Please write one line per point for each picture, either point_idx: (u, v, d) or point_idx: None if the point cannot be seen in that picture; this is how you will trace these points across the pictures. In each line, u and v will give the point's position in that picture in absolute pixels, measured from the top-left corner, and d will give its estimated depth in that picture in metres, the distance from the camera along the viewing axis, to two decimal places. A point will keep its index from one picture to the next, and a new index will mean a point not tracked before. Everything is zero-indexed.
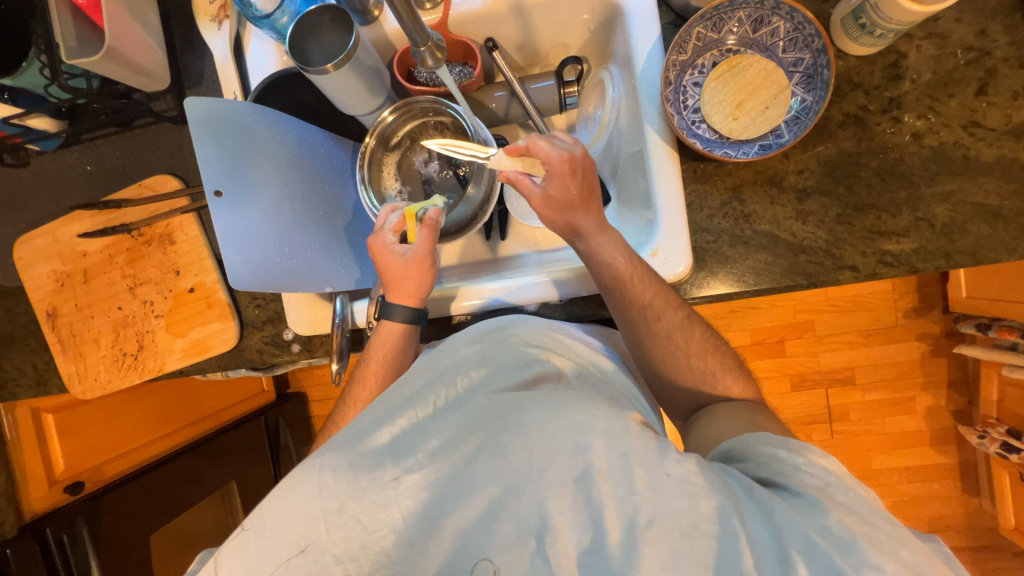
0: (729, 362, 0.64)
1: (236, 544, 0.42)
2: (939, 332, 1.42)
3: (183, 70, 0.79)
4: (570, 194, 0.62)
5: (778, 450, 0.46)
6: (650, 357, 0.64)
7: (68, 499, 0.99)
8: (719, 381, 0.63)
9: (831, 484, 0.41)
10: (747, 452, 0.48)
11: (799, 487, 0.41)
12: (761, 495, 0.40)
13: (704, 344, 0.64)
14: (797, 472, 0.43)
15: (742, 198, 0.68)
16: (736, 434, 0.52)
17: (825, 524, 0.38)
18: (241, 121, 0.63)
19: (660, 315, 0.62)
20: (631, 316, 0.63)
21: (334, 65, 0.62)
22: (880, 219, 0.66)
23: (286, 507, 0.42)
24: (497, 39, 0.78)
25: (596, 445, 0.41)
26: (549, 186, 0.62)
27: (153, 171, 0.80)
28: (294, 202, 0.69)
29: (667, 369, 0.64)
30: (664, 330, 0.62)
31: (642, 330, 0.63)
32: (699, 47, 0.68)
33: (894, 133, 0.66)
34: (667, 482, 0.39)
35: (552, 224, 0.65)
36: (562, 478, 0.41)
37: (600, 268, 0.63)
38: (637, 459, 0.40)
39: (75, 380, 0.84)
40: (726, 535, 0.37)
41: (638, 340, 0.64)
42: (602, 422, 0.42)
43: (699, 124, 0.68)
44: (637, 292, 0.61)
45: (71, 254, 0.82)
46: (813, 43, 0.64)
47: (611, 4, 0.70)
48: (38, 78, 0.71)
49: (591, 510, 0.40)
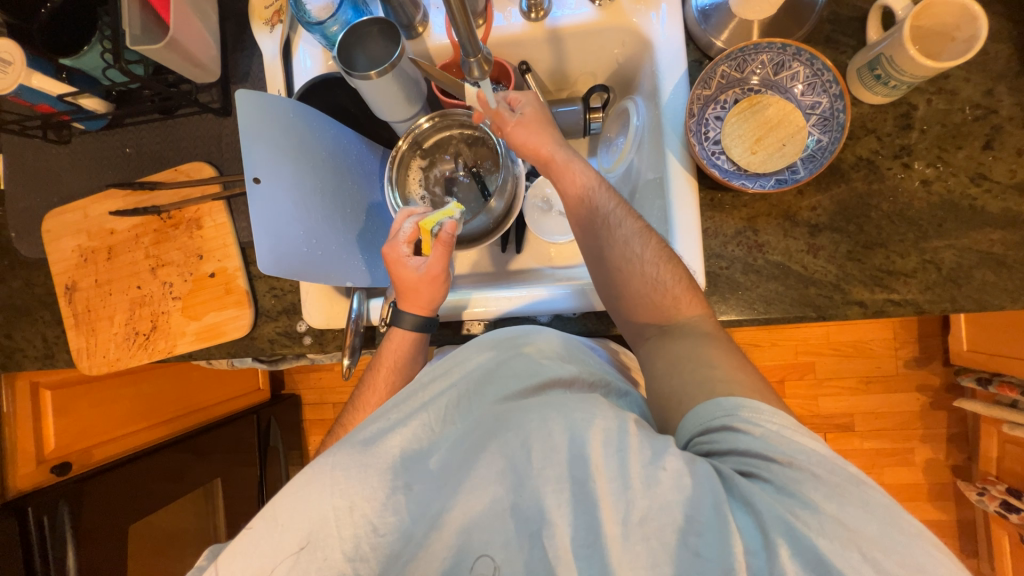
0: (679, 272, 0.61)
1: (243, 543, 0.41)
2: (939, 384, 1.42)
3: (231, 66, 0.83)
4: (540, 116, 0.69)
5: (734, 421, 0.45)
6: (610, 274, 0.63)
7: (53, 480, 0.96)
8: (669, 290, 0.60)
9: (795, 454, 0.41)
10: (706, 428, 0.46)
11: (770, 466, 0.41)
12: (738, 483, 0.40)
13: (658, 253, 0.62)
14: (765, 441, 0.43)
15: (756, 228, 0.70)
16: (691, 409, 0.49)
17: (801, 504, 0.38)
18: (284, 115, 0.67)
19: (621, 221, 0.64)
20: (595, 227, 0.65)
21: (377, 72, 0.65)
22: (889, 259, 0.68)
23: (297, 504, 0.41)
24: (530, 62, 0.82)
25: (594, 439, 0.41)
26: (523, 107, 0.69)
27: (189, 158, 0.83)
28: (324, 198, 0.71)
29: (628, 293, 0.62)
30: (623, 235, 0.63)
31: (605, 244, 0.64)
32: (722, 84, 0.72)
33: (905, 177, 0.69)
34: (662, 477, 0.40)
35: (529, 151, 0.68)
36: (560, 475, 0.41)
37: (572, 175, 0.67)
38: (632, 455, 0.41)
39: (83, 355, 0.84)
40: (717, 528, 0.38)
41: (601, 257, 0.64)
42: (602, 418, 0.43)
43: (719, 155, 0.71)
44: (601, 198, 0.66)
45: (99, 231, 0.84)
46: (830, 88, 0.67)
47: (641, 39, 0.74)
48: (97, 61, 0.76)
49: (589, 506, 0.40)
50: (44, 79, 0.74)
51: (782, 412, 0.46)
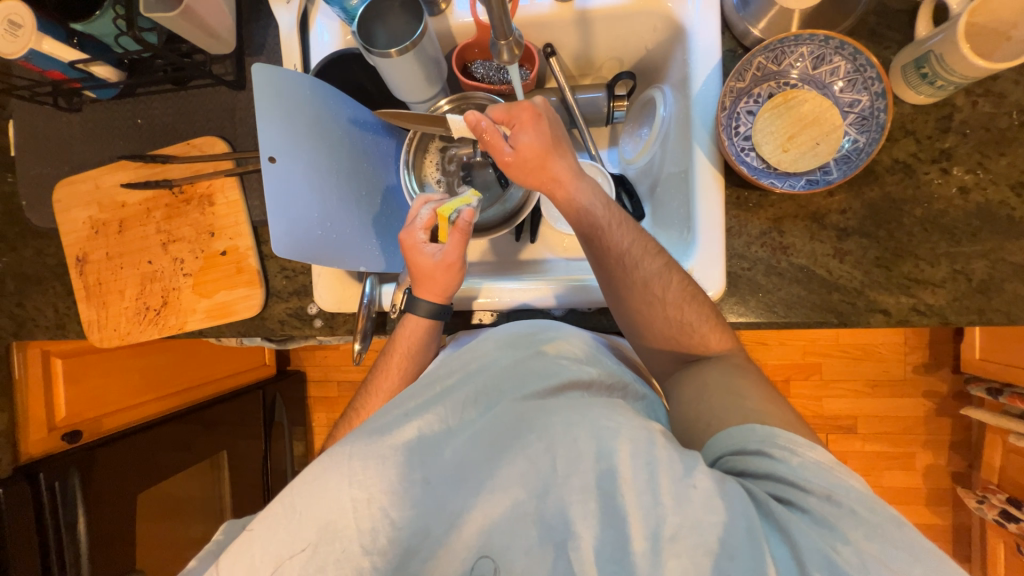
0: (706, 311, 0.61)
1: (263, 526, 0.41)
2: (947, 392, 1.41)
3: (247, 38, 0.80)
4: (542, 147, 0.62)
5: (769, 448, 0.46)
6: (631, 315, 0.62)
7: (64, 447, 0.98)
8: (697, 329, 0.60)
9: (834, 488, 0.42)
10: (740, 450, 0.47)
11: (806, 496, 0.42)
12: (773, 508, 0.41)
13: (683, 297, 0.61)
14: (803, 473, 0.43)
15: (782, 230, 0.68)
16: (723, 430, 0.50)
17: (839, 538, 0.39)
18: (302, 92, 0.65)
19: (638, 261, 0.61)
20: (610, 268, 0.62)
21: (398, 51, 0.63)
22: (917, 267, 0.66)
23: (315, 492, 0.41)
24: (556, 46, 0.79)
25: (622, 452, 0.42)
26: (521, 136, 0.62)
27: (201, 132, 0.82)
28: (340, 179, 0.69)
29: (650, 324, 0.62)
30: (643, 276, 0.61)
31: (621, 286, 0.61)
32: (758, 76, 0.69)
33: (942, 184, 0.66)
34: (693, 494, 0.40)
35: (533, 184, 0.63)
36: (586, 485, 0.41)
37: (578, 213, 0.63)
38: (661, 470, 0.41)
39: (94, 327, 0.84)
40: (750, 550, 0.38)
41: (618, 299, 0.62)
42: (628, 429, 0.44)
43: (749, 151, 0.68)
44: (615, 237, 0.61)
45: (110, 203, 0.83)
46: (872, 86, 0.64)
47: (674, 25, 0.71)
48: (109, 27, 0.71)
49: (614, 517, 0.40)
50: (55, 44, 0.71)
51: (818, 445, 0.46)
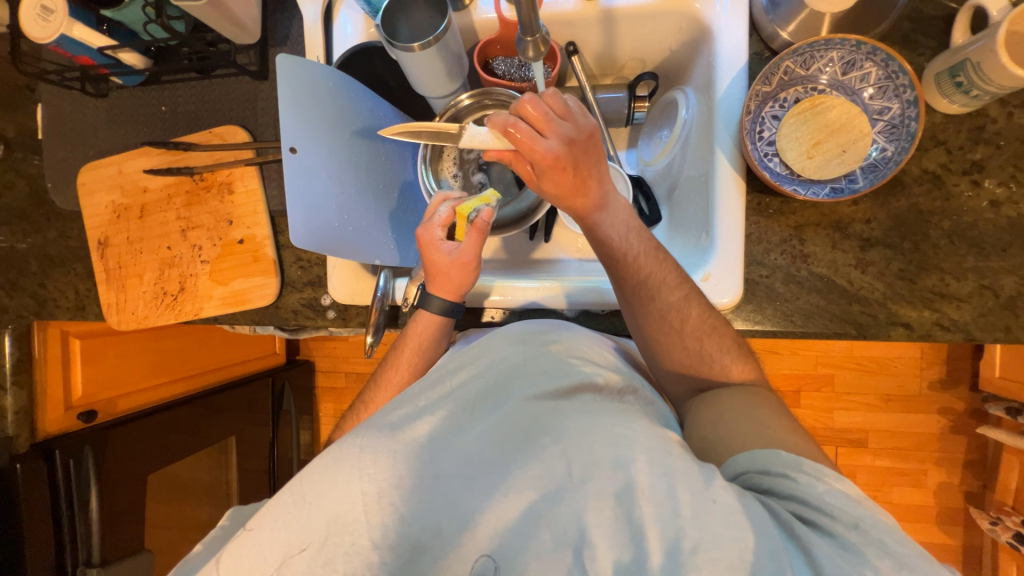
0: (727, 344, 0.61)
1: (274, 512, 0.41)
2: (962, 409, 1.38)
3: (271, 28, 0.81)
4: (563, 191, 0.59)
5: (794, 473, 0.45)
6: (648, 342, 0.63)
7: (80, 426, 1.00)
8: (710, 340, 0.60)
9: (862, 517, 0.41)
10: (763, 471, 0.47)
11: (832, 522, 0.41)
12: (797, 530, 0.40)
13: (702, 324, 0.61)
14: (831, 498, 0.42)
15: (803, 238, 0.67)
16: (746, 449, 0.49)
17: (865, 565, 0.38)
18: (324, 84, 0.65)
19: (657, 291, 0.61)
20: (627, 294, 0.62)
21: (421, 44, 0.63)
22: (943, 281, 0.64)
23: (327, 481, 0.41)
24: (578, 44, 0.78)
25: (639, 462, 0.41)
26: (545, 177, 0.58)
27: (223, 121, 0.83)
28: (358, 173, 0.70)
29: (665, 332, 0.61)
30: (661, 308, 0.61)
31: (638, 309, 0.62)
32: (784, 81, 0.68)
33: (972, 196, 0.64)
34: (713, 508, 0.39)
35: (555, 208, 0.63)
36: (603, 492, 0.41)
37: (598, 244, 0.63)
38: (680, 480, 0.41)
39: (113, 310, 0.85)
40: (772, 568, 0.38)
41: (636, 325, 0.63)
42: (644, 438, 0.44)
43: (771, 157, 0.67)
44: (631, 264, 0.62)
45: (133, 188, 0.85)
46: (903, 93, 0.63)
47: (700, 26, 0.70)
48: (138, 15, 0.72)
49: (632, 526, 0.40)
50: (85, 29, 0.72)
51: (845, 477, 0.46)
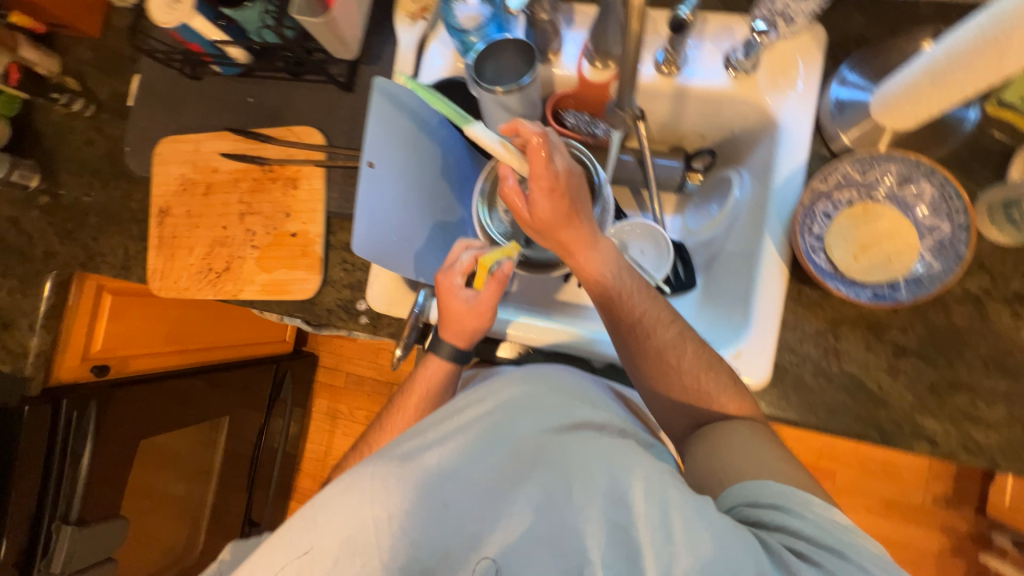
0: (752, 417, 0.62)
1: (283, 536, 0.41)
2: (966, 532, 1.34)
3: (366, 47, 0.87)
4: (554, 215, 0.58)
5: (783, 504, 0.47)
6: (661, 401, 0.65)
7: (90, 378, 1.02)
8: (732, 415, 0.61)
9: (846, 546, 0.43)
10: (754, 501, 0.48)
11: (820, 553, 0.43)
12: (787, 556, 0.42)
13: (729, 396, 0.61)
14: (818, 526, 0.44)
15: (838, 333, 0.68)
16: (738, 481, 0.52)
17: None
18: (411, 108, 0.70)
19: (657, 343, 0.62)
20: (626, 342, 0.63)
21: (504, 88, 0.68)
22: (972, 403, 0.65)
23: (339, 508, 0.41)
24: (646, 111, 0.82)
25: (636, 487, 0.44)
26: (541, 197, 0.57)
27: (303, 121, 0.88)
28: (421, 193, 0.73)
29: (688, 401, 0.63)
30: (675, 363, 0.62)
31: (658, 374, 0.63)
32: (841, 182, 0.70)
33: (1012, 326, 0.65)
34: (703, 531, 0.41)
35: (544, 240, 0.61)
36: (600, 515, 0.43)
37: (589, 281, 0.62)
38: (674, 505, 0.42)
39: (157, 276, 0.88)
40: None
41: (652, 386, 0.64)
42: (640, 464, 0.45)
43: (819, 251, 0.68)
44: (637, 313, 0.62)
45: (203, 167, 0.89)
46: (957, 217, 0.65)
47: (767, 119, 0.74)
48: (254, 17, 0.77)
49: (627, 548, 0.42)
50: (202, 22, 0.77)
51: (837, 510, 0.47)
